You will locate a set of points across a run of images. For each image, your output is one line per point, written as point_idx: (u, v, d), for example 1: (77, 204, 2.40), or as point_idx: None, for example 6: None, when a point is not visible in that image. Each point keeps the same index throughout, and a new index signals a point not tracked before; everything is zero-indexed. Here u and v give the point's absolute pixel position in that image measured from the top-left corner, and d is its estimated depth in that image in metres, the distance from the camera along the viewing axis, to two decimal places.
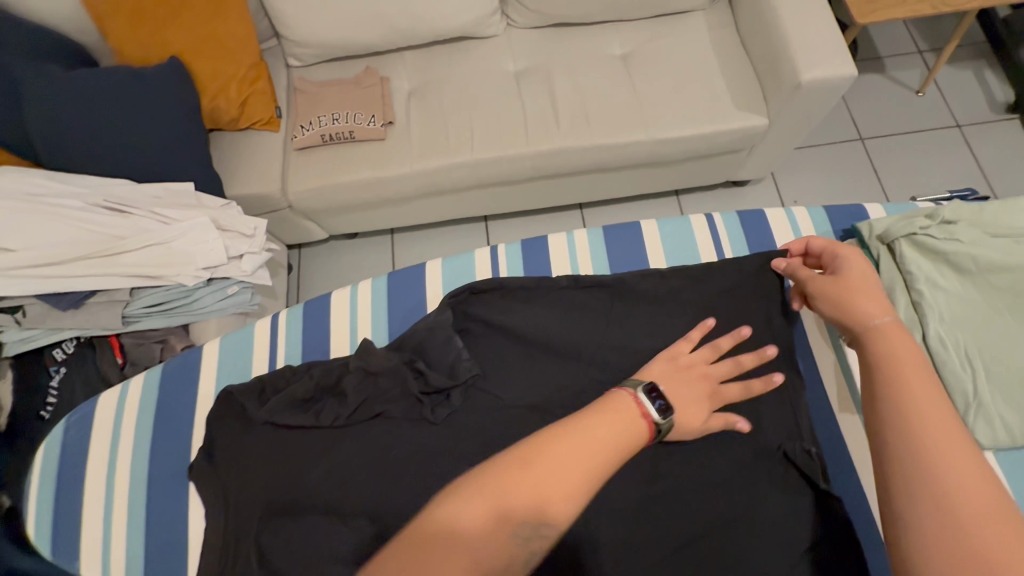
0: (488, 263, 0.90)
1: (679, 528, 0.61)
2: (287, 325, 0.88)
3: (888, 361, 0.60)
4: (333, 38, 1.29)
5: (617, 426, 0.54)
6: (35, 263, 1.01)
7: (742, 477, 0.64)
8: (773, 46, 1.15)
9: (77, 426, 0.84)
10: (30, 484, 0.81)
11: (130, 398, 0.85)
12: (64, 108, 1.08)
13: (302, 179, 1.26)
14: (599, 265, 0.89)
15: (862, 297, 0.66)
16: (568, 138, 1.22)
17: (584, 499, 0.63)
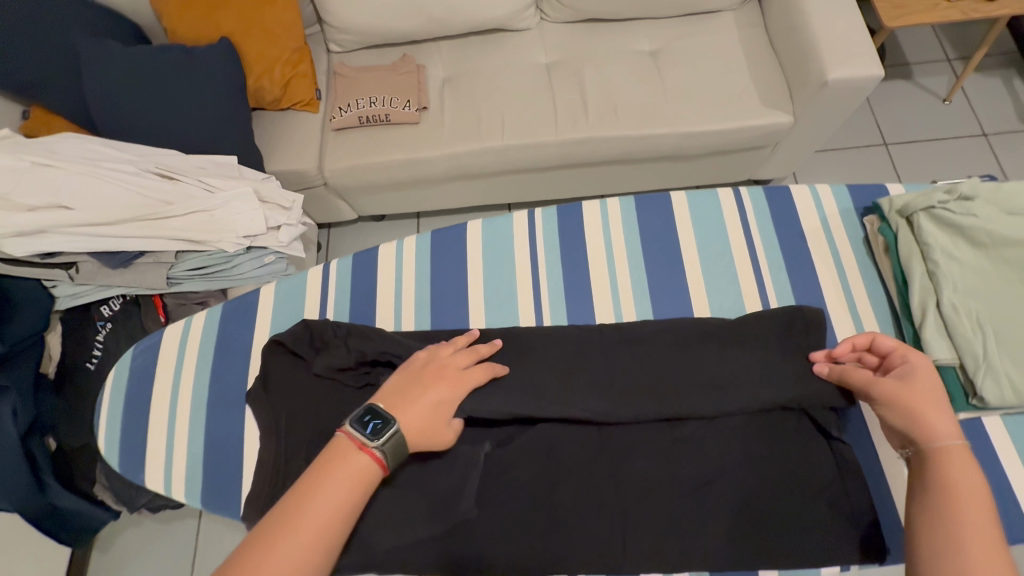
0: (525, 223, 0.86)
1: (695, 468, 0.60)
2: (336, 277, 0.85)
3: (949, 483, 0.51)
4: (373, 25, 1.34)
5: (334, 480, 0.51)
6: (85, 223, 1.05)
7: (765, 424, 0.62)
8: (800, 46, 1.18)
9: (144, 355, 0.82)
10: (100, 398, 0.80)
11: (189, 337, 0.83)
12: (124, 82, 1.15)
13: (338, 157, 1.32)
14: (629, 230, 0.84)
15: (936, 415, 0.55)
16: (595, 128, 1.26)
17: (607, 445, 0.62)
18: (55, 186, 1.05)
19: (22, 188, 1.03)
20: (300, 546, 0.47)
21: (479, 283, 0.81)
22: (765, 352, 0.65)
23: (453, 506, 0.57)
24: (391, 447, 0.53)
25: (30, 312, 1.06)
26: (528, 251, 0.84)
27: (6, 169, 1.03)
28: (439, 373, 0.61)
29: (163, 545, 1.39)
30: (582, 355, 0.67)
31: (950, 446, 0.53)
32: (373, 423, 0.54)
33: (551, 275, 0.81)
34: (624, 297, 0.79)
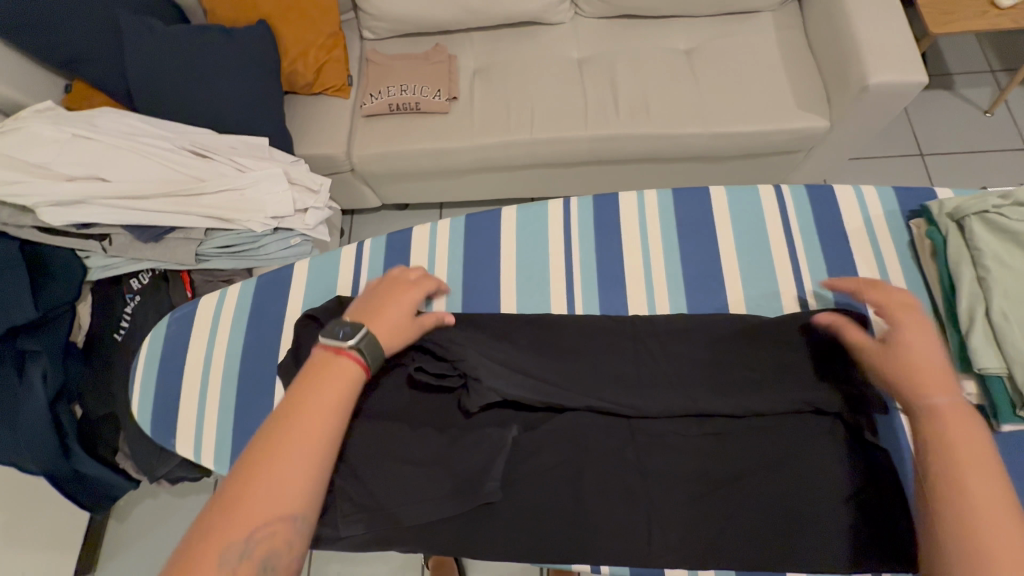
0: (560, 214, 0.84)
1: (723, 464, 0.59)
2: (371, 254, 0.84)
3: (936, 436, 0.51)
4: (408, 13, 1.35)
5: (319, 399, 0.53)
6: (119, 195, 1.07)
7: (798, 423, 0.60)
8: (841, 49, 1.15)
9: (179, 322, 0.83)
10: (135, 367, 0.82)
11: (223, 311, 0.83)
12: (164, 59, 1.17)
13: (366, 144, 1.32)
14: (664, 225, 0.83)
15: (924, 368, 0.55)
16: (625, 125, 1.25)
17: (635, 436, 0.61)
18: (94, 158, 1.07)
19: (63, 158, 1.05)
20: (293, 459, 0.49)
21: (512, 272, 0.81)
22: (794, 351, 0.64)
23: (480, 486, 0.57)
24: (365, 345, 0.58)
25: (62, 282, 1.09)
26: (562, 239, 0.83)
27: (48, 139, 1.05)
28: (398, 288, 0.67)
29: (179, 519, 1.42)
30: (611, 345, 0.67)
31: (940, 400, 0.53)
32: (342, 329, 0.59)
33: (585, 266, 0.81)
34: (658, 290, 0.78)
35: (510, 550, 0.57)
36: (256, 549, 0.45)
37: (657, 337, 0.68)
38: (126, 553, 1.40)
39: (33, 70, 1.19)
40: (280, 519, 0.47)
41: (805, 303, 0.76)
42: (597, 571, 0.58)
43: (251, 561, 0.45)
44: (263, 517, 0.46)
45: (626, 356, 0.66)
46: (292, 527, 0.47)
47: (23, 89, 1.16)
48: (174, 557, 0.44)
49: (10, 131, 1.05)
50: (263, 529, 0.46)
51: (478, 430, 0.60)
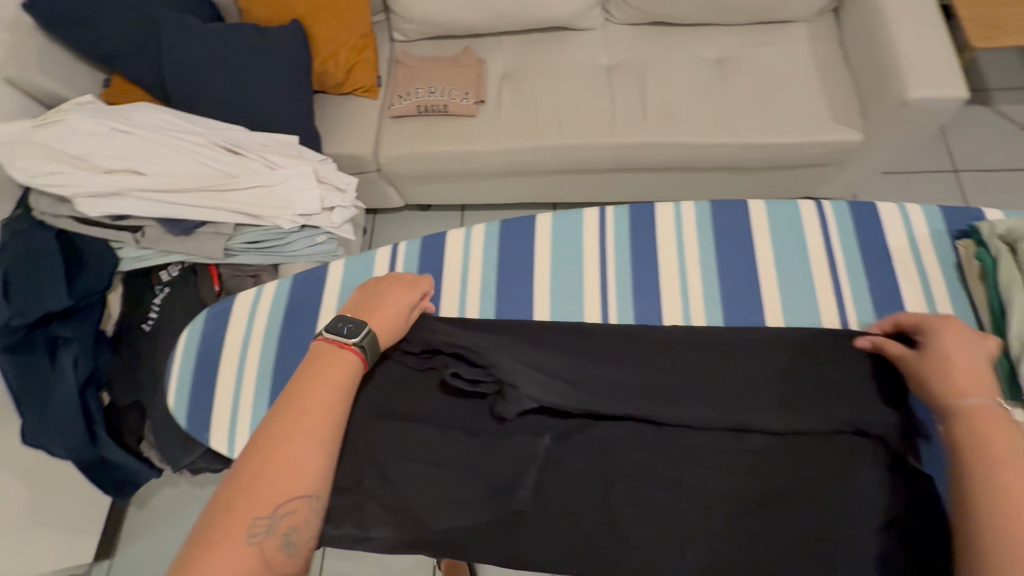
0: (596, 223, 0.81)
1: (766, 484, 0.54)
2: (403, 260, 0.81)
3: (973, 433, 0.48)
4: (439, 16, 1.35)
5: (325, 378, 0.54)
6: (154, 189, 1.09)
7: (848, 443, 0.54)
8: (879, 61, 1.14)
9: (216, 317, 0.81)
10: (172, 360, 0.80)
11: (258, 310, 0.81)
12: (202, 57, 1.19)
13: (394, 145, 1.33)
14: (702, 234, 0.79)
15: (963, 373, 0.52)
16: (654, 133, 1.24)
17: (666, 448, 0.56)
18: (131, 152, 1.09)
19: (100, 151, 1.07)
20: (308, 435, 0.50)
21: (547, 280, 0.77)
22: (844, 369, 0.59)
23: (510, 493, 0.54)
24: (369, 343, 0.58)
25: (94, 272, 1.10)
26: (597, 248, 0.79)
27: (86, 132, 1.07)
28: (392, 284, 0.66)
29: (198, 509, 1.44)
30: (644, 355, 0.64)
31: (974, 400, 0.50)
32: (346, 325, 0.58)
33: (620, 273, 0.77)
34: (695, 307, 0.73)
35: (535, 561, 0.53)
36: (278, 525, 0.46)
37: (701, 347, 0.64)
38: (146, 540, 1.42)
39: (74, 64, 1.22)
40: (300, 496, 0.48)
41: (846, 323, 0.70)
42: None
43: (275, 537, 0.45)
44: (283, 495, 0.47)
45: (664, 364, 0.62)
46: (311, 503, 0.48)
47: (63, 83, 1.19)
48: (193, 537, 0.45)
49: (50, 123, 1.07)
50: (284, 507, 0.47)
51: (510, 439, 0.57)
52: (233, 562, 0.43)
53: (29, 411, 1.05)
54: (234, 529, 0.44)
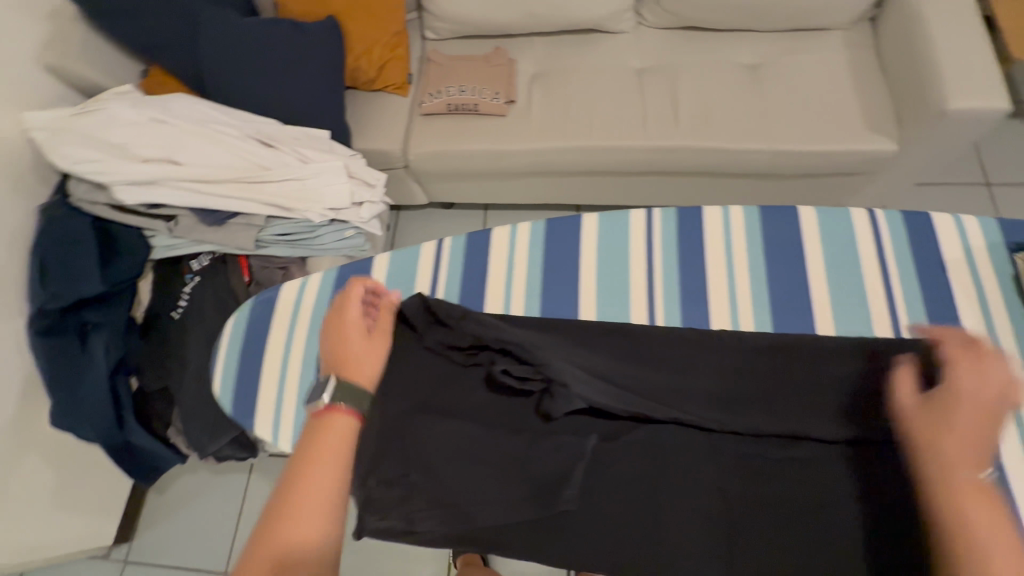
0: (642, 226, 0.80)
1: (808, 491, 0.53)
2: (449, 262, 0.81)
3: (952, 508, 0.45)
4: (472, 15, 1.36)
5: (324, 458, 0.53)
6: (190, 178, 1.10)
7: (904, 455, 0.53)
8: (918, 71, 1.13)
9: (262, 308, 0.81)
10: (218, 347, 0.80)
11: (302, 301, 0.81)
12: (240, 50, 1.21)
13: (423, 142, 1.34)
14: (750, 241, 0.78)
15: (963, 440, 0.47)
16: (685, 137, 1.24)
17: (716, 454, 0.55)
18: (169, 141, 1.10)
19: (139, 140, 1.09)
20: (309, 522, 0.49)
21: (593, 282, 0.77)
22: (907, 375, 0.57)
23: (556, 493, 0.53)
24: (345, 392, 0.58)
25: (127, 260, 1.12)
26: (643, 252, 0.78)
27: (126, 122, 1.09)
28: (342, 312, 0.65)
29: (217, 497, 1.45)
30: (685, 356, 0.62)
31: (965, 468, 0.46)
32: (318, 390, 0.59)
33: (668, 277, 0.76)
34: (743, 310, 0.73)
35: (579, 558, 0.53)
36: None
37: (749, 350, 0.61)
38: (165, 525, 1.44)
39: (114, 54, 1.24)
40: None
41: (897, 328, 0.69)
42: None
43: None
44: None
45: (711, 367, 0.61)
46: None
47: (104, 72, 1.21)
48: None
49: (91, 112, 1.09)
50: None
51: (554, 437, 0.57)
52: None
53: (58, 393, 1.05)
54: None
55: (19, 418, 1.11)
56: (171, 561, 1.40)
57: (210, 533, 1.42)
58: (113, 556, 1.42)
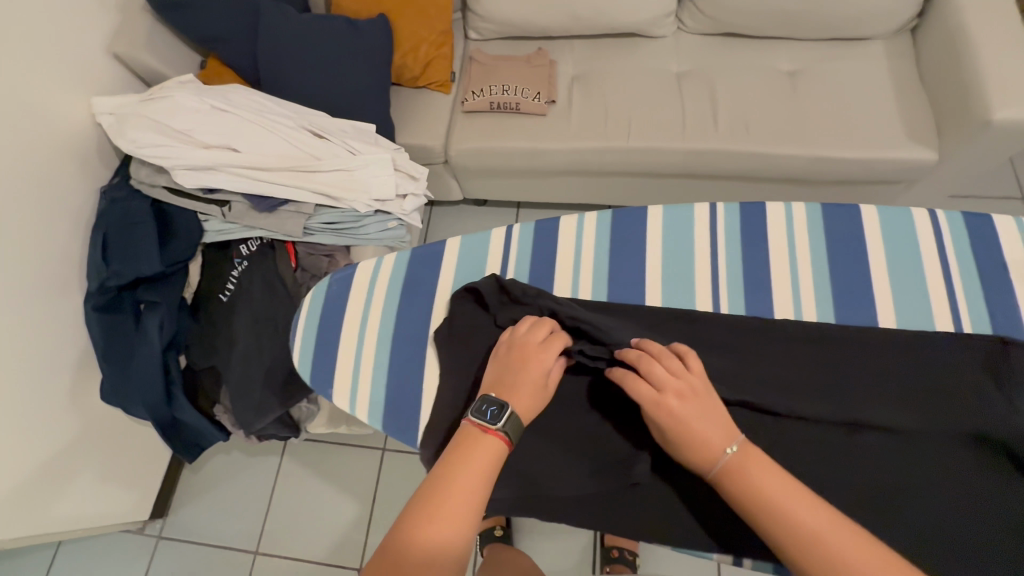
0: (706, 218, 0.85)
1: (865, 480, 0.62)
2: (518, 242, 0.87)
3: (743, 481, 0.54)
4: (517, 17, 1.39)
5: (460, 493, 0.54)
6: (246, 165, 1.15)
7: (951, 448, 0.62)
8: (961, 81, 1.14)
9: (339, 284, 0.87)
10: (297, 321, 0.86)
11: (379, 281, 0.87)
12: (295, 44, 1.25)
13: (465, 138, 1.37)
14: (815, 241, 0.81)
15: (705, 432, 0.57)
16: (724, 141, 1.26)
17: (781, 436, 0.65)
18: (229, 129, 1.15)
19: (201, 127, 1.13)
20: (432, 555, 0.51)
21: (658, 271, 0.81)
22: (957, 376, 0.65)
23: (631, 467, 0.64)
24: (512, 427, 0.59)
25: (181, 242, 1.15)
26: (708, 240, 0.83)
27: (190, 109, 1.14)
28: (524, 350, 0.65)
29: (249, 477, 1.48)
30: (746, 346, 0.71)
31: (718, 443, 0.56)
32: (490, 408, 0.59)
33: (731, 267, 0.80)
34: (806, 300, 0.76)
35: (656, 532, 0.65)
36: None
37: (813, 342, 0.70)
38: (198, 503, 1.48)
39: (174, 45, 1.30)
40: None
41: (958, 325, 0.72)
42: (738, 563, 0.65)
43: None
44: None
45: (775, 356, 0.70)
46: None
47: (164, 61, 1.26)
48: None
49: (156, 99, 1.14)
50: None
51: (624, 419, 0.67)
52: None
53: (111, 368, 1.12)
54: None
55: (72, 390, 1.15)
56: (203, 539, 1.43)
57: (242, 513, 1.45)
58: (147, 532, 1.46)
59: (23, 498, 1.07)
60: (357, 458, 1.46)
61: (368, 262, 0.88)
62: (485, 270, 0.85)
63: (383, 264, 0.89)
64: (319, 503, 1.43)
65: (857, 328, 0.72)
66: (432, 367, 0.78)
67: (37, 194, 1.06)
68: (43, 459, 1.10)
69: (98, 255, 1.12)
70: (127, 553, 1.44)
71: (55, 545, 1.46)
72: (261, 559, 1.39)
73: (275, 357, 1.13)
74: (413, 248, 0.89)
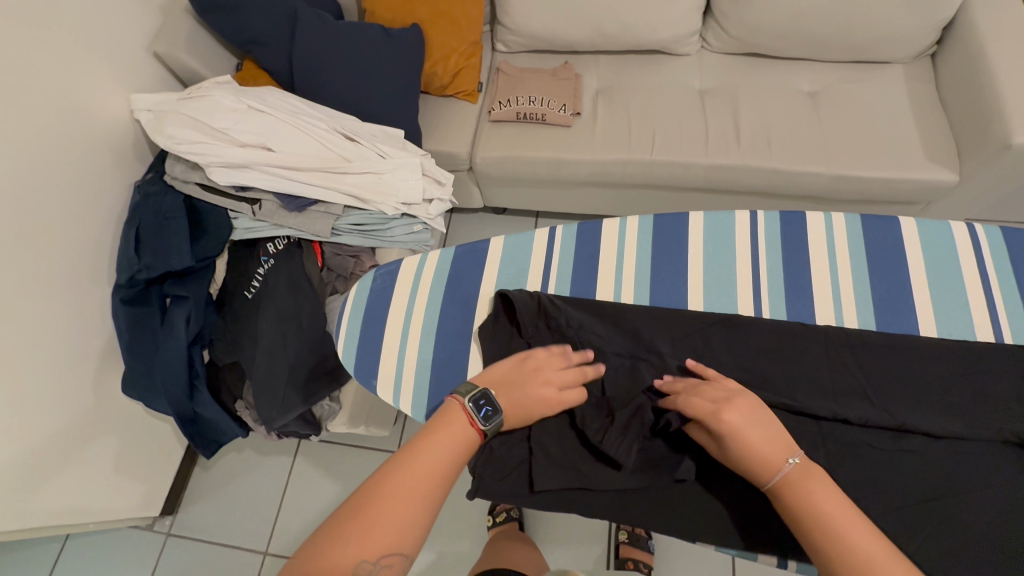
0: (746, 227, 0.87)
1: (913, 485, 0.63)
2: (560, 252, 0.89)
3: (801, 496, 0.57)
4: (545, 31, 1.43)
5: (443, 447, 0.61)
6: (280, 165, 1.17)
7: (989, 452, 0.64)
8: (982, 105, 1.17)
9: (384, 278, 0.91)
10: (339, 316, 0.90)
11: (422, 277, 0.90)
12: (330, 49, 1.28)
13: (491, 146, 1.39)
14: (855, 254, 0.83)
15: (763, 448, 0.60)
16: (746, 156, 1.28)
17: (827, 440, 0.66)
18: (264, 129, 1.17)
19: (238, 126, 1.16)
20: (419, 495, 0.57)
21: (700, 278, 0.84)
22: (993, 387, 0.67)
23: (676, 465, 0.66)
24: (491, 429, 0.65)
25: (211, 238, 1.16)
26: (748, 249, 0.85)
27: (228, 109, 1.16)
28: (540, 381, 0.69)
29: (261, 476, 1.48)
30: (783, 346, 0.73)
31: (778, 455, 0.59)
32: (485, 408, 0.65)
33: (772, 275, 0.83)
34: (845, 307, 0.79)
35: (700, 531, 0.67)
36: (380, 569, 0.53)
37: (853, 346, 0.72)
38: (208, 501, 1.47)
39: (212, 46, 1.33)
40: (398, 551, 0.54)
41: (999, 335, 0.74)
42: (783, 566, 0.67)
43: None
44: (389, 542, 0.54)
45: (815, 360, 0.72)
46: (408, 555, 0.55)
47: (202, 62, 1.29)
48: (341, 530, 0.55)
49: (196, 98, 1.17)
50: (385, 553, 0.54)
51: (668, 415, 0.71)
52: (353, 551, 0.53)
53: (135, 360, 1.14)
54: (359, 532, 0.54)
55: (94, 381, 1.16)
56: (212, 537, 1.42)
57: (252, 512, 1.44)
58: (155, 528, 1.45)
59: (38, 487, 1.06)
60: (371, 460, 1.46)
61: (411, 260, 0.92)
62: (525, 274, 0.87)
63: (427, 261, 0.92)
64: (330, 504, 1.42)
65: (892, 338, 0.72)
66: (475, 363, 0.81)
67: (73, 186, 1.08)
68: (61, 449, 1.10)
69: (130, 246, 1.14)
70: (134, 549, 1.42)
71: (63, 539, 1.45)
72: (270, 560, 1.38)
73: (298, 354, 1.13)
74: (455, 248, 0.92)
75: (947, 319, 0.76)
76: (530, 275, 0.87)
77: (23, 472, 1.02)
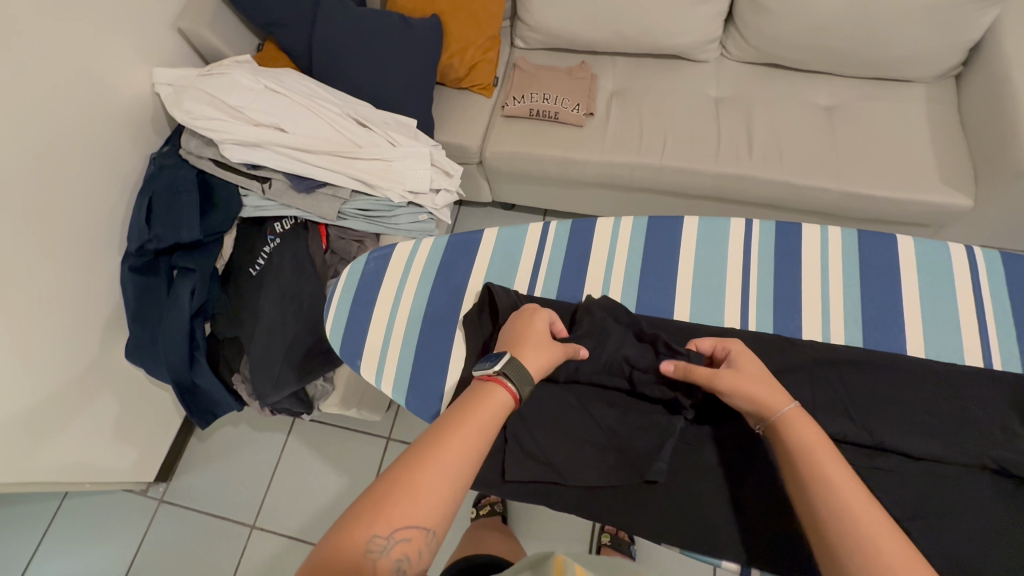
0: (741, 233, 0.87)
1: (889, 506, 0.62)
2: (552, 247, 0.90)
3: (802, 447, 0.55)
4: (564, 29, 1.42)
5: (474, 423, 0.55)
6: (292, 146, 1.18)
7: (968, 478, 0.63)
8: (1004, 130, 1.14)
9: (377, 261, 0.92)
10: (331, 296, 0.91)
11: (416, 260, 0.91)
12: (349, 34, 1.29)
13: (501, 140, 1.40)
14: (848, 266, 0.82)
15: (764, 386, 0.60)
16: (756, 167, 1.27)
17: None
18: (278, 110, 1.19)
19: (254, 105, 1.18)
20: (440, 475, 0.51)
21: (691, 282, 0.84)
22: (978, 411, 0.66)
23: (646, 466, 0.68)
24: (511, 370, 0.61)
25: (221, 214, 1.19)
26: (741, 258, 0.85)
27: (245, 88, 1.19)
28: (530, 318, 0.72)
29: (254, 451, 1.50)
30: (770, 357, 0.73)
31: (787, 408, 0.58)
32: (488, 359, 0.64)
33: (765, 287, 0.82)
34: (836, 322, 0.78)
35: (663, 535, 0.66)
36: (394, 547, 0.48)
37: (833, 360, 0.72)
38: (202, 471, 1.50)
39: (234, 25, 1.35)
40: (416, 537, 0.48)
41: (988, 360, 0.73)
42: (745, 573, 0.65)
43: (388, 559, 0.47)
44: (404, 519, 0.48)
45: (801, 374, 0.71)
46: (426, 536, 0.49)
47: (223, 40, 1.31)
48: (361, 500, 0.49)
49: (215, 75, 1.19)
50: (399, 532, 0.48)
51: (651, 416, 0.71)
52: (364, 533, 0.47)
53: (139, 327, 1.17)
54: (378, 517, 0.48)
55: (98, 344, 1.19)
56: (203, 507, 1.45)
57: (243, 485, 1.47)
58: (149, 494, 1.48)
59: (36, 443, 1.09)
60: (361, 443, 1.48)
61: (406, 245, 0.93)
62: (518, 266, 0.88)
63: (422, 247, 0.93)
64: (318, 484, 1.44)
65: (877, 357, 0.72)
66: (460, 350, 0.82)
67: (90, 154, 1.11)
68: (60, 408, 1.13)
69: (141, 215, 1.16)
70: (128, 513, 1.46)
71: (60, 497, 1.49)
72: (257, 534, 1.40)
73: (296, 333, 1.14)
74: (449, 235, 0.93)
75: (936, 340, 0.75)
76: (523, 268, 0.88)
77: (24, 429, 1.06)
